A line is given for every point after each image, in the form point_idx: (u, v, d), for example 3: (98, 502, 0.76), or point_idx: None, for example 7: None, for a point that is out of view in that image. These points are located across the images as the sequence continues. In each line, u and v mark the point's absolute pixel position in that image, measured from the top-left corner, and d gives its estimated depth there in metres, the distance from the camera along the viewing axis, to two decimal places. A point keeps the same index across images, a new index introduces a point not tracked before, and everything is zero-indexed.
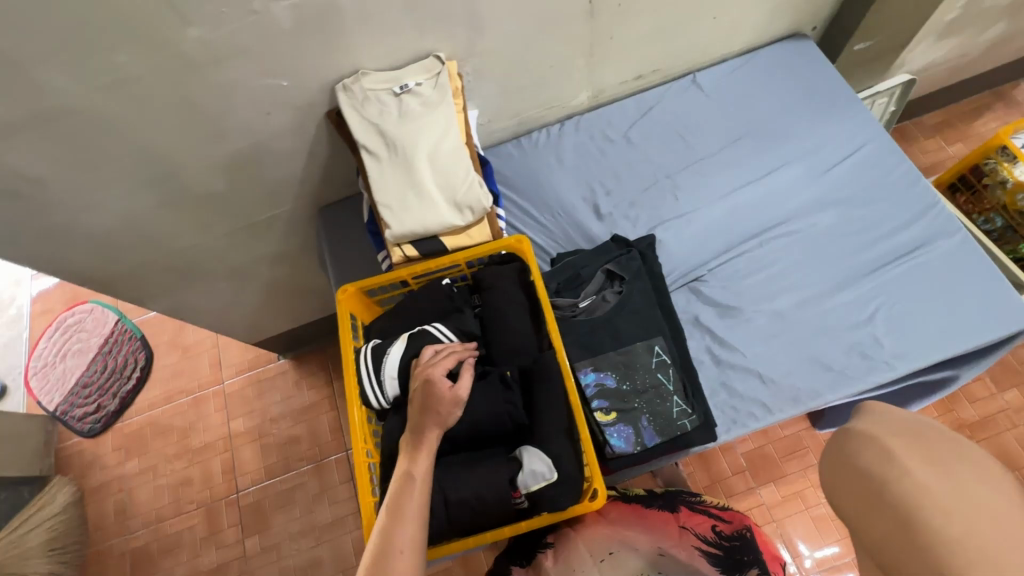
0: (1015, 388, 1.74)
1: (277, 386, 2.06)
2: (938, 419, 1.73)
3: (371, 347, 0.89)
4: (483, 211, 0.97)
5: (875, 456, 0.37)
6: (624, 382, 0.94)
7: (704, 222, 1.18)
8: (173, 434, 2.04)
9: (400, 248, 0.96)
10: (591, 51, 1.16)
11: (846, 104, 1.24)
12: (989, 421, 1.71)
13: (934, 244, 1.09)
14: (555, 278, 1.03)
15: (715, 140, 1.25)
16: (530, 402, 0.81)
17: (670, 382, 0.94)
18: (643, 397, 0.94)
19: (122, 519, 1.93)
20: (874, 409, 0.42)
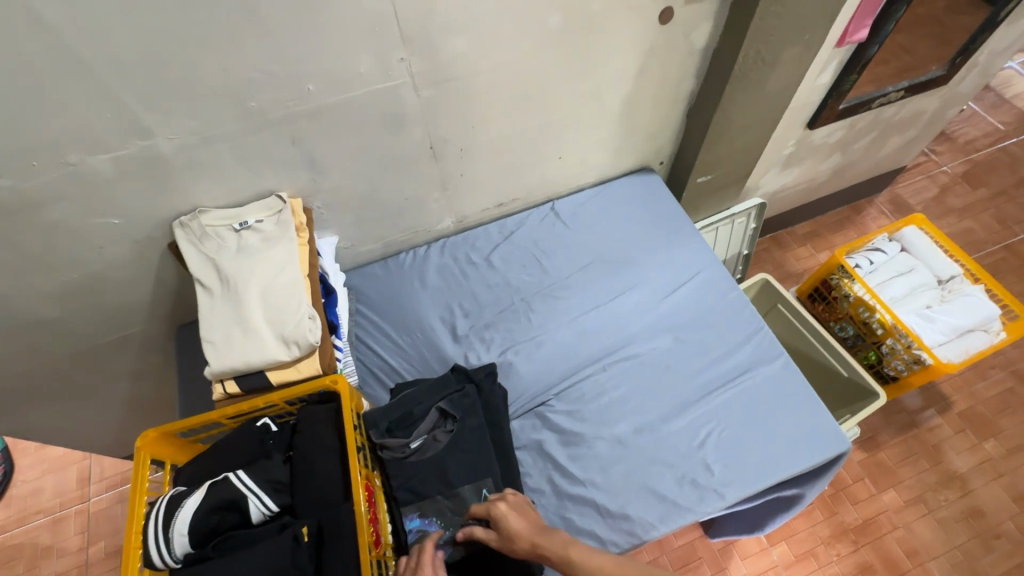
0: (893, 488, 1.78)
1: None
2: (824, 523, 1.73)
3: (166, 498, 0.84)
4: (310, 345, 0.97)
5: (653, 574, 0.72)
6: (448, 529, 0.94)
7: (553, 346, 1.23)
8: (18, 564, 1.81)
9: (222, 383, 0.96)
10: (444, 186, 1.25)
11: (685, 234, 1.37)
12: (873, 523, 1.73)
13: (758, 369, 1.17)
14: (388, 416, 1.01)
15: (568, 266, 1.34)
16: (321, 563, 0.78)
17: None
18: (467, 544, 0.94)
19: None
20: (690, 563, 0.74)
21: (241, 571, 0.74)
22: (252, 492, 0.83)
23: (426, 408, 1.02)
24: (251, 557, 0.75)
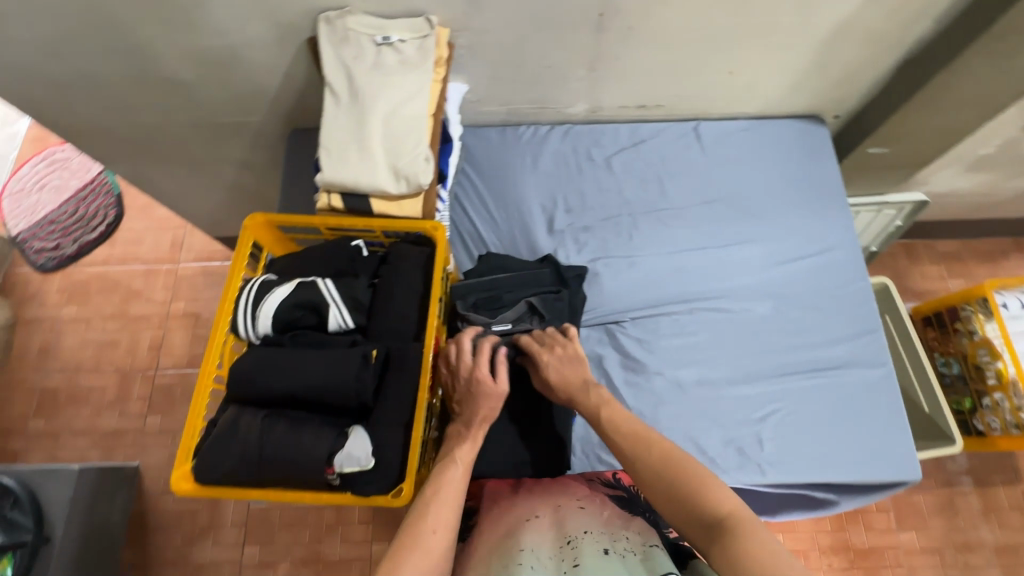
0: (914, 531, 1.71)
1: None
2: (827, 534, 1.71)
3: (260, 281, 0.89)
4: (419, 187, 0.95)
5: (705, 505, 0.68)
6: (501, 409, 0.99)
7: (645, 271, 1.16)
8: (116, 295, 2.11)
9: (327, 194, 0.95)
10: (593, 65, 1.12)
11: (831, 204, 1.20)
12: (877, 553, 1.69)
13: (852, 370, 1.07)
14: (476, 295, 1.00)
15: (689, 196, 1.22)
16: (381, 386, 0.81)
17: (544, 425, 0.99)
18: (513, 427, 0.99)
19: (44, 356, 2.03)
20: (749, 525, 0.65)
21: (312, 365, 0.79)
22: (336, 303, 0.86)
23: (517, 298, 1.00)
24: (325, 356, 0.79)
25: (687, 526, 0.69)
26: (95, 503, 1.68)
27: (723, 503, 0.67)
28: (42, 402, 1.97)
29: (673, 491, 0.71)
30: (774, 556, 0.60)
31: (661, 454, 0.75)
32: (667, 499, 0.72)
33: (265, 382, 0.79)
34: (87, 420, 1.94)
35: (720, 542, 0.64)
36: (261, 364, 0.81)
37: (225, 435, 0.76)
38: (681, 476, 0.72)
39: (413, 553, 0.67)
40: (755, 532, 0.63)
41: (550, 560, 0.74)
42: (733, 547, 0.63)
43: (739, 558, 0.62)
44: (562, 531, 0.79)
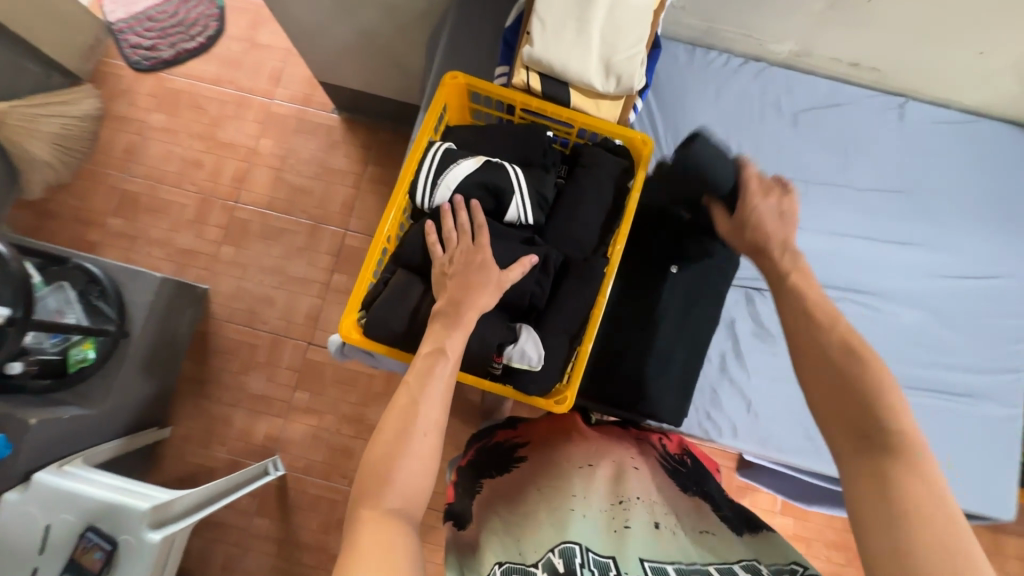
0: None
1: (318, 134, 2.03)
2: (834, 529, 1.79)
3: (444, 148, 0.83)
4: (628, 90, 0.86)
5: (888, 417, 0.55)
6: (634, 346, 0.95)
7: (802, 245, 1.10)
8: (206, 115, 2.04)
9: (526, 72, 0.86)
10: (835, 5, 0.96)
11: (1018, 232, 1.11)
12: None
13: (979, 403, 1.05)
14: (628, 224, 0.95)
15: (870, 179, 1.13)
16: (556, 292, 0.78)
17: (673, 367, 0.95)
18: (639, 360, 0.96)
19: (128, 159, 2.01)
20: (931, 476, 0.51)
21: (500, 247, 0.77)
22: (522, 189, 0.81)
23: (671, 238, 0.95)
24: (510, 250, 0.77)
25: (832, 419, 0.58)
26: (168, 314, 1.73)
27: (903, 425, 0.54)
28: (122, 204, 1.98)
29: (852, 383, 0.58)
30: (940, 502, 0.50)
31: (851, 344, 0.60)
32: (826, 389, 0.60)
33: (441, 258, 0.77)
34: (163, 233, 1.96)
35: (879, 464, 0.53)
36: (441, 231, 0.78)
37: (396, 296, 0.75)
38: (862, 368, 0.58)
39: (402, 460, 0.59)
40: (925, 476, 0.51)
41: (602, 516, 0.74)
42: (895, 482, 0.51)
43: (894, 493, 0.51)
44: (611, 491, 0.78)
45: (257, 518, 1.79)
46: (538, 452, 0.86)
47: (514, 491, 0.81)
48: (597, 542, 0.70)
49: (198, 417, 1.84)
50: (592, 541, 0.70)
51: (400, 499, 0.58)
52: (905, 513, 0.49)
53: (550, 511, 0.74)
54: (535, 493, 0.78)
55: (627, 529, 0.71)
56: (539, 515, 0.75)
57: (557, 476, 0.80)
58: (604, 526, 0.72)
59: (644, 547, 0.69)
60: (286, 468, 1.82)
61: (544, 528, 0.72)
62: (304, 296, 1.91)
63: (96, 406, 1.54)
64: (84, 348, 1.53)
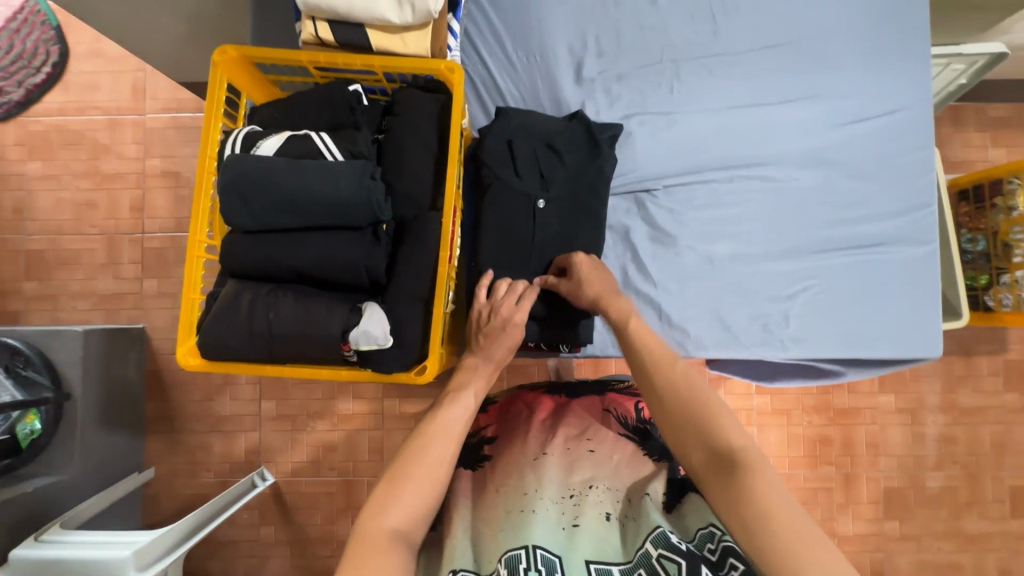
0: (894, 394, 1.71)
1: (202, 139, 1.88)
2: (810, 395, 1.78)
3: (244, 132, 0.75)
4: (427, 16, 0.76)
5: (728, 440, 0.61)
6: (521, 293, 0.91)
7: (685, 132, 1.02)
8: (83, 149, 1.90)
9: (312, 22, 0.76)
10: None
11: (913, 55, 1.01)
12: (851, 412, 1.70)
13: (896, 248, 1.00)
14: (482, 167, 0.90)
15: (746, 39, 1.03)
16: (396, 260, 0.73)
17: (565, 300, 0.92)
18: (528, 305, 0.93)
19: (20, 217, 1.89)
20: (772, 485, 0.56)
21: (317, 188, 0.68)
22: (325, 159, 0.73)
23: (530, 172, 0.90)
24: (336, 230, 0.71)
25: (687, 445, 0.64)
26: (108, 364, 1.69)
27: (737, 439, 0.60)
28: (30, 265, 1.88)
29: (694, 415, 0.64)
30: (771, 509, 0.54)
31: (680, 374, 0.68)
32: (672, 411, 0.66)
33: (266, 257, 0.71)
34: (82, 284, 1.88)
35: (727, 478, 0.59)
36: (243, 187, 0.69)
37: (228, 309, 0.70)
38: (702, 405, 0.64)
39: (403, 492, 0.62)
40: (761, 486, 0.56)
41: (553, 509, 0.72)
42: (746, 487, 0.57)
43: (741, 502, 0.56)
44: (565, 481, 0.76)
45: (262, 528, 1.83)
46: (502, 447, 0.84)
47: (483, 493, 0.77)
48: (551, 539, 0.67)
49: (178, 451, 1.85)
50: (549, 539, 0.67)
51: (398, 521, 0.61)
52: (758, 515, 0.54)
53: (505, 515, 0.72)
54: (492, 495, 0.76)
55: (575, 528, 0.70)
56: (500, 518, 0.72)
57: (516, 472, 0.78)
58: (555, 522, 0.71)
59: (594, 546, 0.68)
60: (275, 475, 1.83)
61: (504, 533, 0.69)
62: None
63: (65, 471, 1.55)
64: (29, 420, 1.51)
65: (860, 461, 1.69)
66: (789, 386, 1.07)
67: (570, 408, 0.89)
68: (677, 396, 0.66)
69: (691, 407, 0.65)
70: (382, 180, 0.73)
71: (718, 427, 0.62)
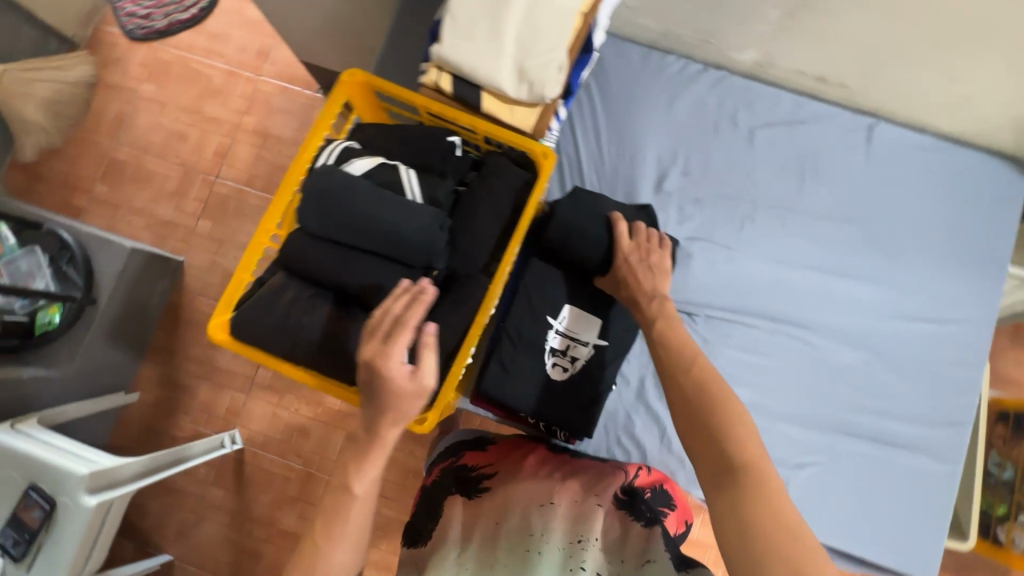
0: None
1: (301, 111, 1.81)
2: None
3: (342, 146, 0.80)
4: (540, 99, 0.82)
5: (738, 441, 0.55)
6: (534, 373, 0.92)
7: (741, 271, 1.03)
8: (194, 86, 1.85)
9: (437, 71, 0.82)
10: (794, 11, 0.87)
11: (982, 272, 1.02)
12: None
13: (913, 454, 0.98)
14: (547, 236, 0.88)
15: (826, 206, 1.05)
16: (436, 307, 0.76)
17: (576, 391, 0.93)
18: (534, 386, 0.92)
19: (115, 128, 1.83)
20: (775, 502, 0.51)
21: (389, 220, 0.72)
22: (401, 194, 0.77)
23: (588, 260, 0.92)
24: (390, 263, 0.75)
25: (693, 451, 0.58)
26: (138, 285, 1.62)
27: (748, 442, 0.55)
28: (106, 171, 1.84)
29: (704, 412, 0.58)
30: (780, 523, 0.49)
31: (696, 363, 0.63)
32: (684, 403, 0.60)
33: (319, 265, 0.75)
34: (140, 213, 1.81)
35: (730, 485, 0.53)
36: (323, 199, 0.73)
37: (271, 296, 0.74)
38: (707, 398, 0.59)
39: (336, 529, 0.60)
40: (768, 501, 0.51)
41: (557, 554, 0.69)
42: (756, 513, 0.50)
43: (737, 514, 0.51)
44: (570, 531, 0.73)
45: (212, 488, 1.72)
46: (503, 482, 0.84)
47: (476, 521, 0.77)
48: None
49: (165, 399, 1.77)
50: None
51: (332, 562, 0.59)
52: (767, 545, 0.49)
53: (509, 552, 0.70)
54: (487, 530, 0.75)
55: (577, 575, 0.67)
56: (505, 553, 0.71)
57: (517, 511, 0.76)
58: (558, 566, 0.68)
59: None
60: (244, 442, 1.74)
61: (504, 570, 0.69)
62: None
63: (59, 367, 1.47)
64: (52, 311, 1.45)
65: None
66: None
67: (572, 463, 0.89)
68: (687, 382, 0.61)
69: (699, 397, 0.60)
70: (448, 231, 0.77)
71: (730, 418, 0.57)
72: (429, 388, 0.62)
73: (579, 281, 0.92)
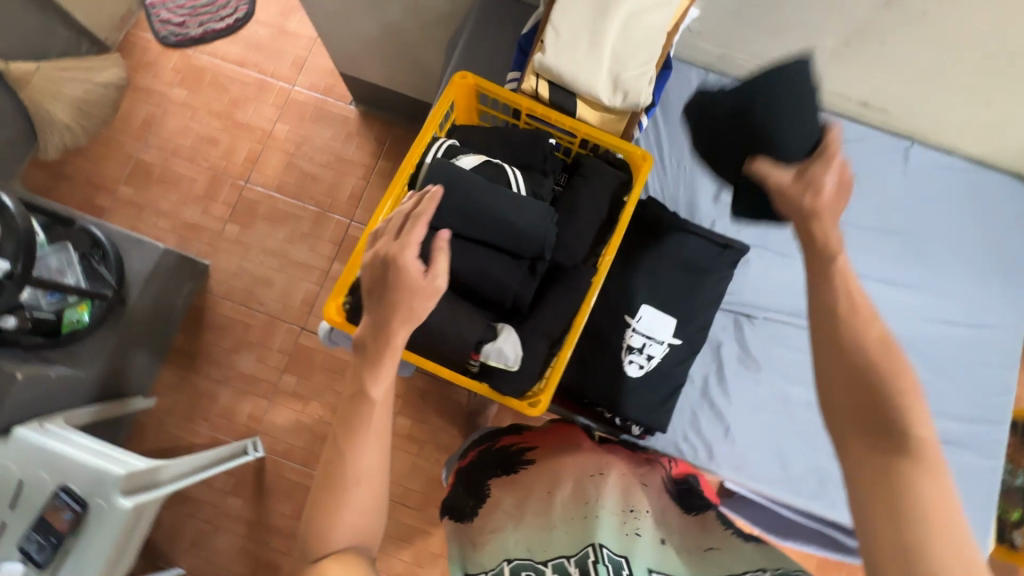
0: None
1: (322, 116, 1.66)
2: None
3: (448, 143, 0.84)
4: (633, 106, 0.87)
5: (910, 419, 0.50)
6: (614, 369, 0.95)
7: (795, 278, 1.10)
8: (224, 94, 1.67)
9: (535, 78, 0.88)
10: (848, 40, 0.97)
11: (1008, 282, 1.11)
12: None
13: (960, 452, 1.04)
14: None
15: (869, 219, 1.13)
16: (541, 296, 0.80)
17: (655, 388, 0.96)
18: (614, 383, 0.95)
19: (144, 130, 1.64)
20: (932, 496, 0.46)
21: (503, 211, 0.76)
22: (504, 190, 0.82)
23: (663, 262, 0.98)
24: (498, 252, 0.78)
25: (838, 398, 0.54)
26: (166, 289, 1.44)
27: (924, 426, 0.49)
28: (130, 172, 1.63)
29: (880, 380, 0.52)
30: (942, 520, 0.45)
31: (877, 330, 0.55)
32: (846, 364, 0.55)
33: None
34: (160, 228, 1.59)
35: (889, 464, 0.49)
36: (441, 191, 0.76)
37: None
38: (883, 369, 0.52)
39: (343, 513, 0.62)
40: (932, 489, 0.46)
41: (614, 517, 0.69)
42: (905, 487, 0.47)
43: (898, 496, 0.47)
44: (622, 500, 0.73)
45: (230, 497, 1.48)
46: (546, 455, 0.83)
47: (522, 493, 0.78)
48: (612, 539, 0.65)
49: (178, 425, 1.51)
50: (612, 538, 0.66)
51: (347, 537, 0.62)
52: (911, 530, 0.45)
53: (562, 519, 0.71)
54: (529, 502, 0.76)
55: (636, 538, 0.67)
56: (557, 519, 0.71)
57: (564, 483, 0.77)
58: (617, 529, 0.68)
59: (651, 558, 0.66)
60: (265, 450, 1.50)
61: (562, 534, 0.69)
62: (304, 284, 1.57)
63: (88, 367, 1.27)
64: (80, 309, 1.26)
65: None
66: (807, 551, 1.08)
67: (610, 447, 0.88)
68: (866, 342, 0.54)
69: (875, 362, 0.53)
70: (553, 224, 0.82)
71: (903, 393, 0.51)
72: (440, 288, 0.64)
73: (657, 281, 0.97)
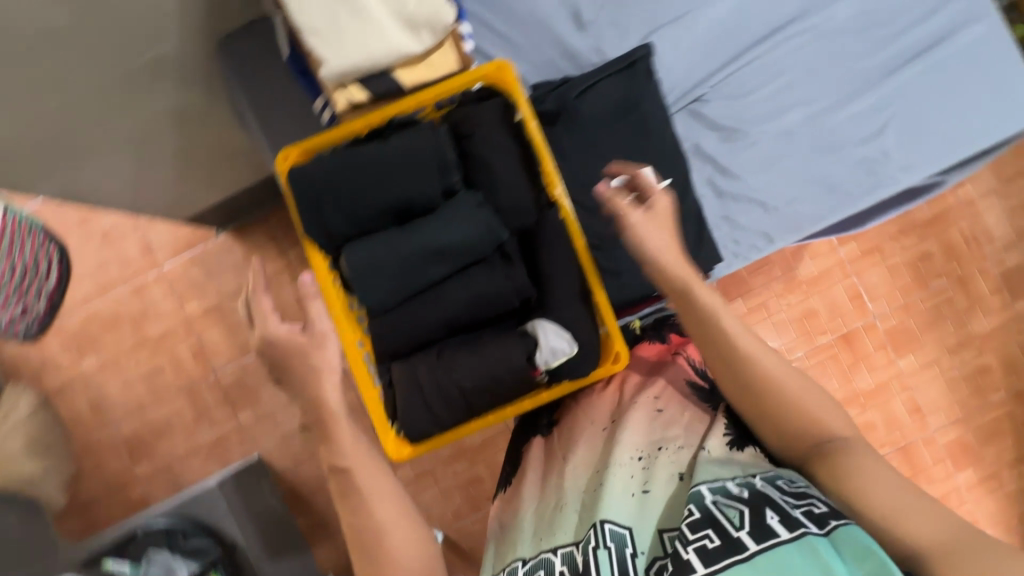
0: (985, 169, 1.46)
1: (209, 265, 1.48)
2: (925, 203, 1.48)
3: None
4: (445, 30, 0.73)
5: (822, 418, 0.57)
6: None
7: (707, 26, 0.97)
8: (121, 326, 1.49)
9: (343, 90, 0.74)
10: None
11: None
12: (982, 198, 1.47)
13: (961, 36, 0.98)
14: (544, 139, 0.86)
15: None
16: (536, 269, 0.75)
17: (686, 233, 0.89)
18: None
19: (102, 414, 1.50)
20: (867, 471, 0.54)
21: (440, 237, 0.70)
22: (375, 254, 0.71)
23: (593, 133, 0.87)
24: (466, 271, 0.73)
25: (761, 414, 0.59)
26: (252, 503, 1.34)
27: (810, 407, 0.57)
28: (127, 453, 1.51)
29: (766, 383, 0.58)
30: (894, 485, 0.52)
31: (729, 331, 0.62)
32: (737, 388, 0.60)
33: (417, 318, 0.73)
34: (201, 469, 1.50)
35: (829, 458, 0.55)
36: (374, 270, 0.70)
37: (415, 396, 0.71)
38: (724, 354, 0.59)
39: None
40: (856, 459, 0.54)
41: (621, 472, 0.60)
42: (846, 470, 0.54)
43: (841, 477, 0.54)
44: (636, 437, 0.63)
45: None
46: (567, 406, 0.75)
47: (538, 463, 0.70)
48: (620, 511, 0.57)
49: None
50: (619, 510, 0.57)
51: None
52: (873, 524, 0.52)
53: (573, 493, 0.62)
54: (537, 477, 0.68)
55: (648, 495, 0.58)
56: (564, 497, 0.63)
57: (569, 439, 0.69)
58: (623, 489, 0.59)
59: (657, 516, 0.57)
60: None
61: (568, 520, 0.60)
62: None
63: None
64: None
65: (966, 259, 1.46)
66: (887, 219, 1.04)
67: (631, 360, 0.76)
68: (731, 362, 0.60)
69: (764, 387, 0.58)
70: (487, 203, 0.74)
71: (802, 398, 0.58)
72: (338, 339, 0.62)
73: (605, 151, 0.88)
